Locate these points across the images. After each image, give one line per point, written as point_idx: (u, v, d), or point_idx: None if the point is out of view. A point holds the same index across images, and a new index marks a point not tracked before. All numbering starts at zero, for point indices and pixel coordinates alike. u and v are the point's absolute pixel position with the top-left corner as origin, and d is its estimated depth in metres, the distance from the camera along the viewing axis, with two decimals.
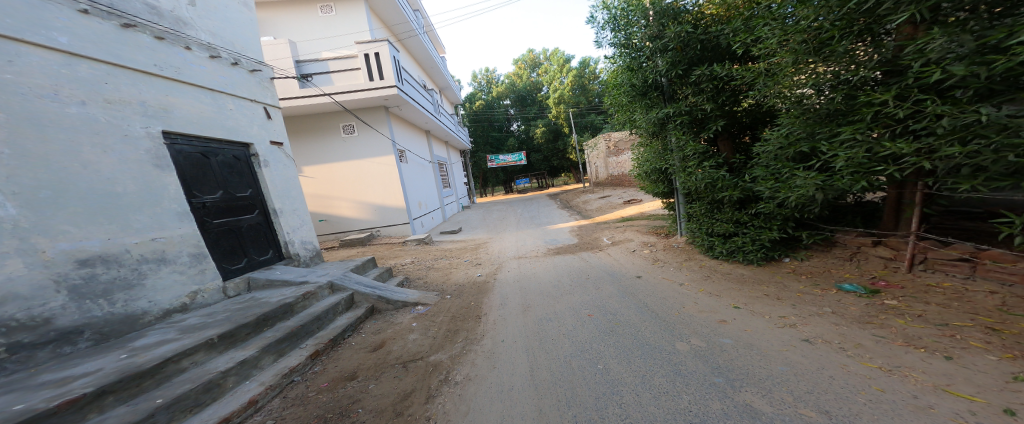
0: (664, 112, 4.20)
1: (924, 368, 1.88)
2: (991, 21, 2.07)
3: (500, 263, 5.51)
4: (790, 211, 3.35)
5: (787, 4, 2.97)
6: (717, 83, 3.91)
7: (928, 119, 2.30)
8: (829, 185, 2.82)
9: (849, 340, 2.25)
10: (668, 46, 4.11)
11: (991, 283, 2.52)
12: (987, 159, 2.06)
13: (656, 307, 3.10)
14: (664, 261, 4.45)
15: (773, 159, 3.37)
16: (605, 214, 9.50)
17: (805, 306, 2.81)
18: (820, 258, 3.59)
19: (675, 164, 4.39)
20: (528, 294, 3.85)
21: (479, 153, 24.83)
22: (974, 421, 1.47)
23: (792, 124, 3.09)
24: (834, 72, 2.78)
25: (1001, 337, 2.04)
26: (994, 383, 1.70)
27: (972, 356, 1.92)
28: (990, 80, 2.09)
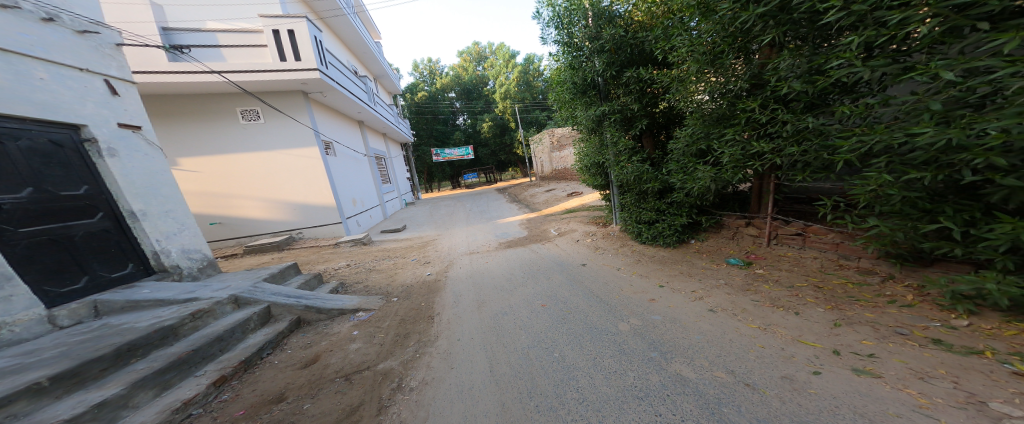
0: (600, 110, 4.53)
1: (784, 323, 2.41)
2: (817, 48, 2.65)
3: (450, 260, 5.34)
4: (694, 199, 3.95)
5: (691, 20, 3.42)
6: (642, 85, 4.32)
7: (779, 125, 2.90)
8: (719, 177, 3.39)
9: (738, 306, 2.75)
10: (604, 47, 4.41)
11: (814, 251, 3.32)
12: (813, 157, 2.70)
13: (599, 292, 3.36)
14: (603, 248, 4.83)
15: (682, 155, 3.87)
16: (553, 206, 9.91)
17: (707, 279, 3.36)
18: (713, 238, 4.29)
19: (610, 159, 4.79)
20: (481, 289, 3.82)
21: (420, 147, 23.73)
22: (820, 363, 1.94)
23: (695, 125, 3.61)
24: (720, 81, 3.33)
25: (824, 293, 2.71)
26: (825, 330, 2.26)
27: (810, 310, 2.52)
28: (814, 96, 2.72)
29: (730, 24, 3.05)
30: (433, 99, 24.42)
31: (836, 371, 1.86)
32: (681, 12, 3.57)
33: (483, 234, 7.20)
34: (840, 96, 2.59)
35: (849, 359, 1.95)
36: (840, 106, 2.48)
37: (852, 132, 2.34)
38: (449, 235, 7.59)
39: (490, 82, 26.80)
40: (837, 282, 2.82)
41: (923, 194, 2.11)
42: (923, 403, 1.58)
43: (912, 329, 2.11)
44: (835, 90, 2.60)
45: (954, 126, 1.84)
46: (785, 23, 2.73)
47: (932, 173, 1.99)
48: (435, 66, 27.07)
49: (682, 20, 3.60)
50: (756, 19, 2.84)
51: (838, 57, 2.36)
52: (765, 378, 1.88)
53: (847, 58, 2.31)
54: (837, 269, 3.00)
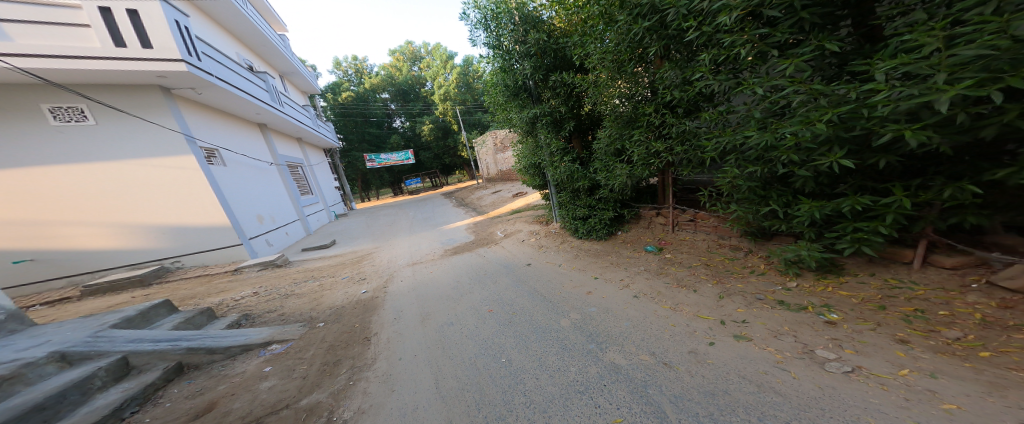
0: (531, 112, 4.67)
1: (685, 301, 2.80)
2: (686, 61, 3.13)
3: (389, 273, 5.00)
4: (617, 194, 4.33)
5: (602, 29, 3.63)
6: (567, 89, 4.58)
7: (670, 127, 3.37)
8: (633, 174, 3.78)
9: (655, 290, 3.07)
10: (530, 51, 4.59)
11: (703, 234, 3.86)
12: (693, 155, 3.22)
13: (543, 291, 3.45)
14: (546, 246, 4.99)
15: (603, 155, 4.19)
16: (498, 208, 9.95)
17: (631, 267, 3.70)
18: (635, 228, 4.73)
19: (545, 160, 4.96)
20: (424, 301, 3.65)
21: (349, 152, 21.85)
22: (714, 334, 2.30)
23: (611, 127, 3.93)
24: (626, 88, 3.67)
25: (711, 268, 3.27)
26: (712, 303, 2.70)
27: (704, 286, 2.97)
28: (688, 101, 3.23)
29: (625, 37, 3.43)
30: (364, 101, 22.69)
31: (725, 340, 2.22)
32: (591, 22, 3.87)
33: (424, 242, 6.91)
34: (705, 103, 3.16)
35: (731, 327, 2.34)
36: (709, 112, 2.99)
37: (714, 135, 2.88)
38: (388, 247, 7.09)
39: (428, 83, 25.85)
40: (719, 258, 3.39)
41: (758, 184, 2.67)
42: (779, 358, 1.98)
43: (766, 294, 2.66)
44: (702, 99, 3.15)
45: (769, 130, 2.38)
46: (666, 37, 3.13)
47: (762, 168, 2.53)
48: (364, 63, 24.89)
49: (593, 28, 3.86)
50: (647, 33, 3.20)
51: (699, 71, 2.87)
52: (679, 356, 2.14)
53: (705, 73, 2.83)
54: (719, 248, 3.55)
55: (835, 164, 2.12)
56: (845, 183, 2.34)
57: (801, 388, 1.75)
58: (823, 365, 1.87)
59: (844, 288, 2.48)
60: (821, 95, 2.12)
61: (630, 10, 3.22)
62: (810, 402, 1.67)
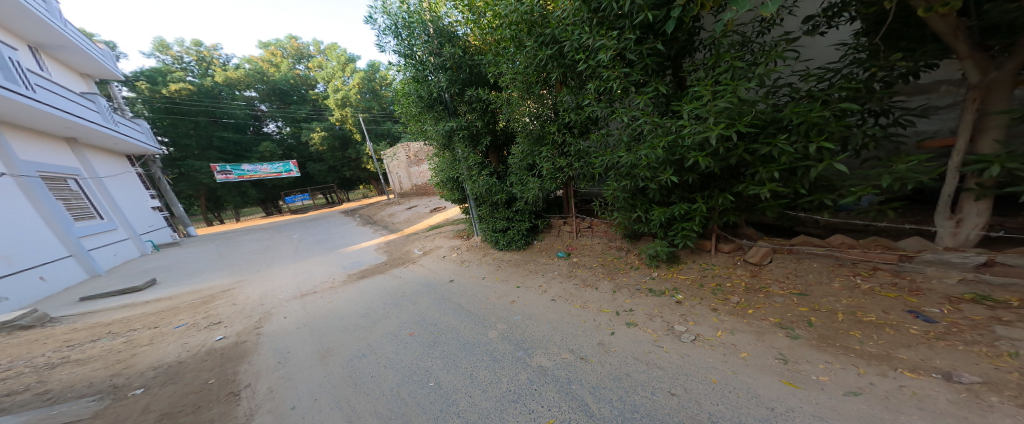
0: (448, 125, 4.59)
1: (588, 298, 3.22)
2: (577, 88, 3.58)
3: (271, 309, 4.18)
4: (531, 206, 4.59)
5: (514, 52, 3.89)
6: (482, 105, 4.68)
7: (570, 145, 3.78)
8: (544, 187, 4.10)
9: (569, 293, 3.35)
10: (446, 64, 4.55)
11: (600, 238, 4.35)
12: (586, 171, 3.70)
13: (468, 305, 3.36)
14: (469, 260, 4.91)
15: (518, 169, 4.41)
16: (414, 225, 9.38)
17: (547, 272, 3.97)
18: (548, 236, 5.03)
19: (463, 173, 4.92)
20: (326, 335, 3.15)
21: (191, 159, 17.18)
22: (614, 325, 2.73)
23: (523, 143, 4.17)
24: (534, 109, 3.99)
25: (607, 266, 3.84)
26: (609, 297, 3.20)
27: (602, 284, 3.49)
28: (577, 124, 3.71)
29: (529, 62, 3.74)
30: (211, 97, 18.05)
31: (620, 328, 2.67)
32: (503, 45, 4.08)
33: (321, 268, 5.93)
34: (591, 125, 3.67)
35: (624, 316, 2.84)
36: (593, 135, 3.47)
37: (598, 153, 3.42)
38: (268, 278, 5.82)
39: (320, 86, 22.95)
40: (610, 258, 3.96)
41: (626, 193, 3.37)
42: (655, 337, 2.53)
43: (641, 285, 3.34)
44: (590, 123, 3.64)
45: (630, 152, 3.04)
46: (564, 66, 3.56)
47: (628, 182, 3.20)
48: (212, 51, 19.47)
49: (506, 50, 4.08)
50: (550, 61, 3.59)
51: (586, 99, 3.35)
52: (593, 350, 2.38)
53: (591, 99, 3.30)
54: (609, 250, 4.10)
55: (667, 180, 2.91)
56: (673, 195, 3.25)
57: (672, 360, 2.26)
58: (680, 336, 2.52)
59: (684, 273, 3.36)
60: (656, 126, 2.85)
61: (537, 38, 3.58)
62: (683, 375, 2.11)
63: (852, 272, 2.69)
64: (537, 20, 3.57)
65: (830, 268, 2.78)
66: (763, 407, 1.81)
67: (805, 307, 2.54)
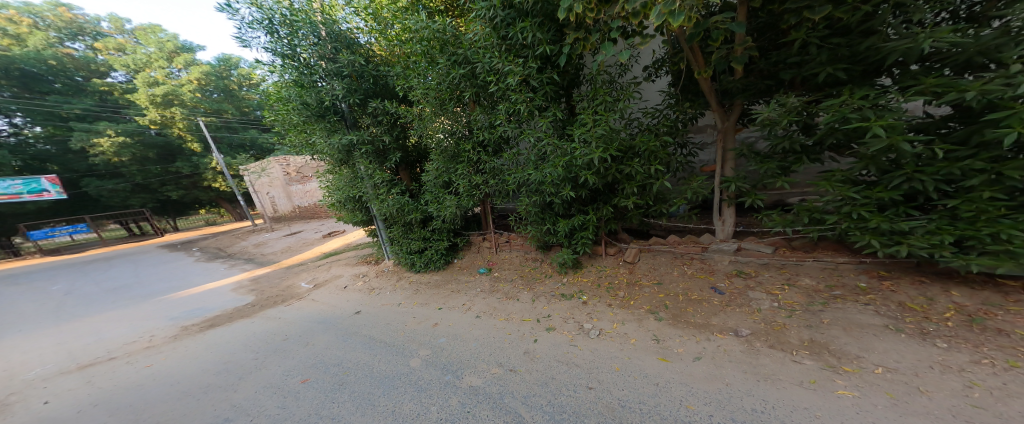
0: (347, 139, 3.98)
1: (510, 310, 3.31)
2: (490, 107, 3.65)
3: (40, 390, 2.77)
4: (450, 224, 4.34)
5: (424, 67, 3.67)
6: (389, 117, 4.24)
7: (485, 161, 3.77)
8: (461, 204, 3.95)
9: (493, 307, 3.40)
10: (343, 72, 3.98)
11: (518, 251, 4.37)
12: (499, 186, 3.75)
13: (382, 336, 2.98)
14: (380, 288, 4.39)
15: (433, 186, 4.12)
16: (301, 253, 7.85)
17: (471, 291, 3.87)
18: (469, 253, 4.81)
19: (367, 192, 4.36)
20: (160, 406, 2.27)
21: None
22: (537, 332, 2.85)
23: (438, 160, 3.93)
24: (448, 125, 3.81)
25: (527, 276, 3.97)
26: (527, 306, 3.35)
27: (524, 294, 3.61)
28: (490, 144, 3.73)
29: (443, 80, 3.59)
30: None
31: (535, 331, 2.87)
32: (414, 58, 3.80)
33: (123, 326, 4.24)
34: (506, 145, 3.72)
35: (551, 323, 2.98)
36: (509, 153, 3.52)
37: (511, 170, 3.51)
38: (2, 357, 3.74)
39: (117, 73, 16.57)
40: (534, 268, 4.09)
41: (535, 207, 3.56)
42: (570, 337, 2.73)
43: (555, 291, 3.56)
44: (503, 142, 3.72)
45: (534, 167, 3.26)
46: (478, 86, 3.58)
47: (529, 196, 3.47)
48: None
49: (417, 64, 3.80)
50: (462, 80, 3.54)
51: (500, 119, 3.41)
52: (519, 359, 2.45)
53: (502, 119, 3.37)
54: (529, 262, 4.20)
55: (568, 195, 3.18)
56: (573, 209, 3.57)
57: (591, 355, 2.45)
58: (586, 332, 2.77)
59: (586, 275, 3.71)
60: (551, 144, 3.11)
61: (451, 57, 3.50)
62: (594, 368, 2.29)
63: (681, 262, 3.38)
64: (444, 37, 3.49)
65: (671, 259, 3.45)
66: (652, 383, 2.09)
67: (662, 294, 3.12)
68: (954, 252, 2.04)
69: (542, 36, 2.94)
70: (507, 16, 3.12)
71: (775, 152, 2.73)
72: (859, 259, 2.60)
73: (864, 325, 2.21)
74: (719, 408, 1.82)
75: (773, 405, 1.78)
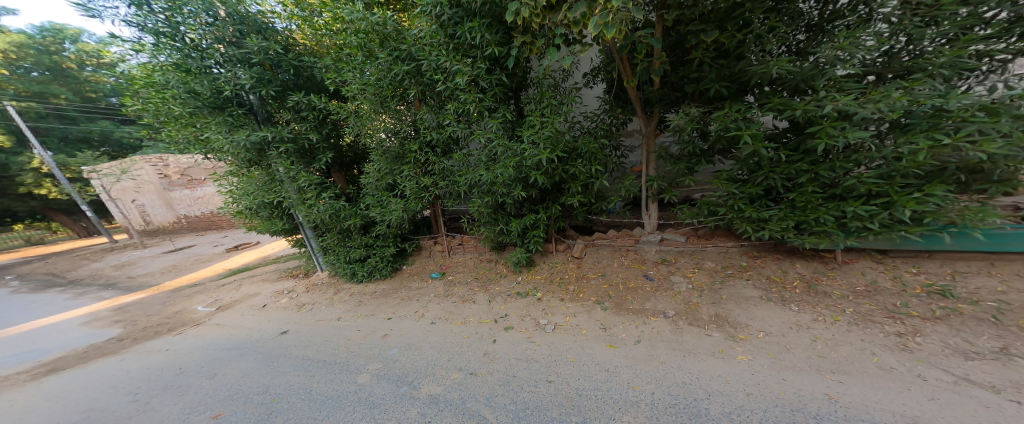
0: (257, 135, 3.57)
1: (465, 313, 3.26)
2: (439, 107, 3.54)
3: None
4: (396, 230, 4.13)
5: (362, 61, 3.45)
6: (318, 114, 3.91)
7: (434, 163, 3.66)
8: (409, 207, 3.77)
9: (445, 312, 3.33)
10: (252, 59, 3.54)
11: (473, 253, 4.28)
12: (450, 187, 3.67)
13: (322, 355, 2.74)
14: (313, 303, 4.07)
15: (375, 189, 3.88)
16: (186, 277, 6.88)
17: (424, 296, 3.74)
18: (418, 259, 4.60)
19: (291, 196, 3.95)
20: None
21: None
22: (496, 331, 2.85)
23: (380, 161, 3.71)
24: (392, 123, 3.64)
25: (480, 279, 3.93)
26: (479, 306, 3.36)
27: (480, 295, 3.58)
28: (439, 143, 3.62)
29: (383, 77, 3.40)
30: None
31: (492, 331, 2.86)
32: (348, 51, 3.57)
33: None
34: (459, 144, 3.62)
35: (505, 322, 3.00)
36: (457, 156, 3.46)
37: (462, 172, 3.45)
38: None
39: None
40: (490, 269, 4.07)
41: (490, 209, 3.53)
42: (527, 334, 2.78)
43: (511, 290, 3.58)
44: (453, 142, 3.63)
45: (485, 169, 3.24)
46: (422, 81, 3.43)
47: (482, 200, 3.45)
48: None
49: (351, 58, 3.57)
50: (406, 76, 3.38)
51: (447, 118, 3.32)
52: (477, 362, 2.40)
53: (451, 119, 3.29)
54: (485, 264, 4.14)
55: (519, 195, 3.22)
56: (525, 210, 3.62)
57: (547, 350, 2.50)
58: (542, 327, 2.85)
59: (540, 272, 3.79)
60: (497, 144, 3.12)
61: (390, 50, 3.32)
62: (551, 362, 2.34)
63: (619, 254, 3.63)
64: (388, 30, 3.30)
65: (613, 251, 3.68)
66: (602, 370, 2.21)
67: (608, 285, 3.34)
68: (796, 233, 2.66)
69: (491, 37, 2.99)
70: (455, 14, 3.08)
71: (682, 155, 3.16)
72: (742, 242, 3.19)
73: (747, 298, 2.75)
74: (658, 385, 2.01)
75: (698, 377, 2.05)
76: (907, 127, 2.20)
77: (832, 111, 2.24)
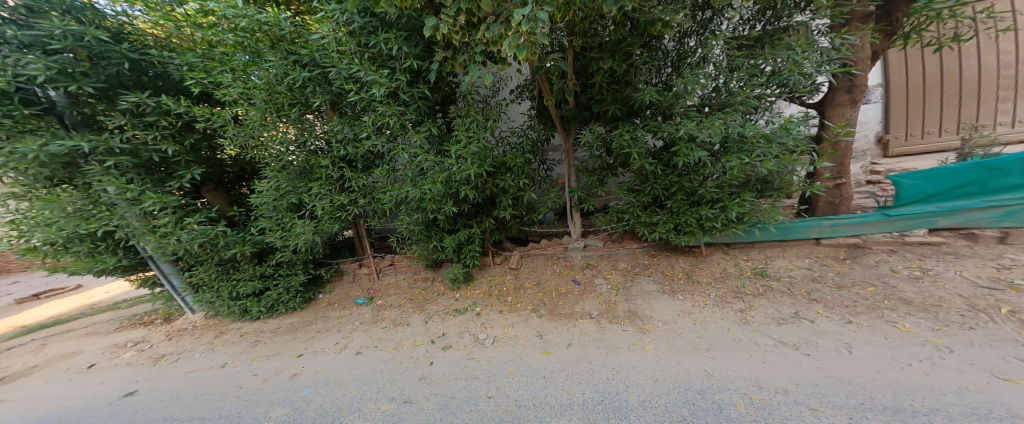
0: (56, 144, 2.78)
1: (395, 337, 3.08)
2: (353, 120, 3.30)
3: None
4: (304, 254, 3.71)
5: (242, 60, 3.07)
6: (175, 120, 3.26)
7: (349, 178, 3.45)
8: (320, 229, 3.47)
9: (378, 339, 3.08)
10: (51, 47, 2.75)
11: (406, 272, 4.16)
12: (375, 204, 3.51)
13: (206, 412, 2.31)
14: (173, 353, 3.42)
15: (273, 211, 3.46)
16: None
17: (346, 326, 3.41)
18: (340, 286, 4.24)
19: (131, 225, 3.20)
20: None
21: None
22: (430, 353, 2.74)
23: (277, 177, 3.33)
24: (293, 134, 3.30)
25: (415, 300, 3.74)
26: (404, 331, 3.15)
27: (414, 317, 3.41)
28: (360, 156, 3.42)
29: (281, 82, 3.08)
30: None
31: (422, 353, 2.75)
32: (222, 48, 3.15)
33: None
34: (382, 158, 3.48)
35: (440, 343, 2.89)
36: (379, 171, 3.32)
37: (387, 189, 3.31)
38: None
39: None
40: (423, 289, 3.91)
41: (422, 226, 3.47)
42: (466, 351, 2.73)
43: (449, 307, 3.48)
44: (373, 157, 3.46)
45: (411, 183, 3.17)
46: (329, 91, 3.19)
47: (418, 215, 3.31)
48: None
49: (225, 58, 3.18)
50: (307, 82, 3.13)
51: (365, 131, 3.18)
52: (410, 388, 2.28)
53: (370, 132, 3.14)
54: (420, 282, 4.02)
55: (450, 210, 3.22)
56: (459, 223, 3.63)
57: (486, 366, 2.49)
58: (476, 340, 2.88)
59: (479, 287, 3.76)
60: (426, 158, 3.08)
61: (280, 53, 3.04)
62: (491, 376, 2.35)
63: (554, 262, 3.83)
64: (295, 32, 3.05)
65: (548, 260, 3.87)
66: (539, 377, 2.29)
67: (543, 292, 3.48)
68: (676, 234, 3.22)
69: (409, 49, 2.96)
70: (367, 23, 2.97)
71: (594, 168, 3.57)
72: (643, 242, 3.69)
73: (648, 292, 3.19)
74: (589, 385, 2.15)
75: (618, 372, 2.26)
76: (727, 147, 2.85)
77: (684, 135, 2.83)
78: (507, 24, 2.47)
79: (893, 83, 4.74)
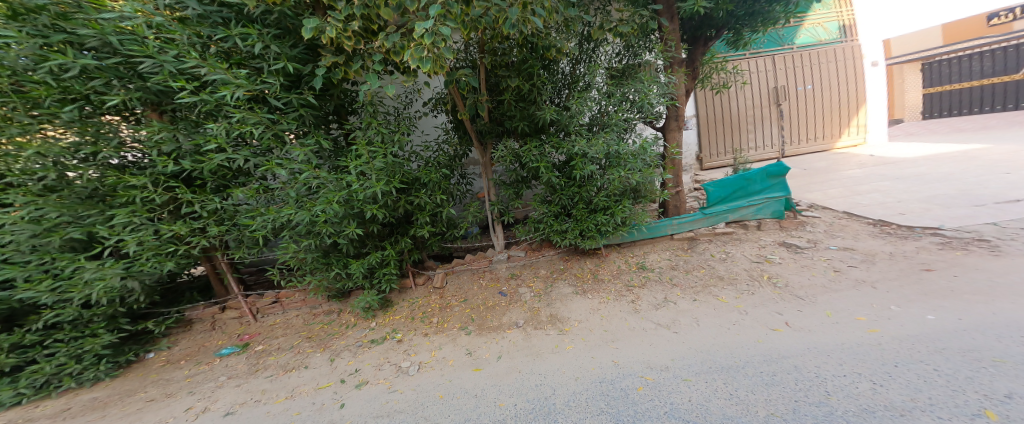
0: None
1: (279, 385, 2.60)
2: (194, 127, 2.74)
3: None
4: (107, 308, 2.74)
5: None
6: None
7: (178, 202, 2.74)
8: (134, 271, 2.67)
9: (256, 391, 2.56)
10: None
11: (295, 310, 3.67)
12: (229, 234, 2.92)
13: None
14: None
15: (32, 251, 2.43)
16: None
17: (202, 385, 2.70)
18: (187, 338, 3.39)
19: None
20: None
21: None
22: (341, 395, 2.40)
23: (37, 200, 2.36)
24: (72, 142, 2.45)
25: (315, 338, 3.23)
26: (295, 377, 2.69)
27: (314, 358, 2.93)
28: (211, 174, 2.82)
29: (37, 67, 2.27)
30: None
31: (328, 397, 2.39)
32: None
33: None
34: (239, 177, 2.93)
35: (350, 381, 2.56)
36: (236, 191, 2.76)
37: (258, 212, 2.78)
38: None
39: None
40: (320, 325, 3.42)
41: (319, 253, 3.08)
42: (387, 384, 2.49)
43: (362, 339, 3.12)
44: (231, 174, 2.89)
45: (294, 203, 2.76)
46: (139, 90, 2.56)
47: (314, 240, 2.91)
48: None
49: None
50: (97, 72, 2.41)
51: (209, 141, 2.60)
52: None
53: (222, 143, 2.56)
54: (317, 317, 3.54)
55: (354, 232, 2.92)
56: (367, 245, 3.32)
57: (412, 396, 2.30)
58: (395, 368, 2.67)
59: (399, 312, 3.48)
60: (318, 175, 2.73)
61: (26, 27, 2.22)
62: (418, 406, 2.18)
63: (480, 276, 3.82)
64: (75, 6, 2.32)
65: (475, 275, 3.85)
66: (471, 397, 2.23)
67: (470, 308, 3.42)
68: (583, 239, 3.56)
69: (279, 49, 2.59)
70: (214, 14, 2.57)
71: (512, 181, 3.73)
72: (558, 248, 4.00)
73: (564, 293, 3.45)
74: (519, 396, 2.18)
75: (546, 376, 2.36)
76: (614, 154, 3.36)
77: (577, 152, 3.25)
78: (410, 34, 2.51)
79: (701, 116, 6.64)
